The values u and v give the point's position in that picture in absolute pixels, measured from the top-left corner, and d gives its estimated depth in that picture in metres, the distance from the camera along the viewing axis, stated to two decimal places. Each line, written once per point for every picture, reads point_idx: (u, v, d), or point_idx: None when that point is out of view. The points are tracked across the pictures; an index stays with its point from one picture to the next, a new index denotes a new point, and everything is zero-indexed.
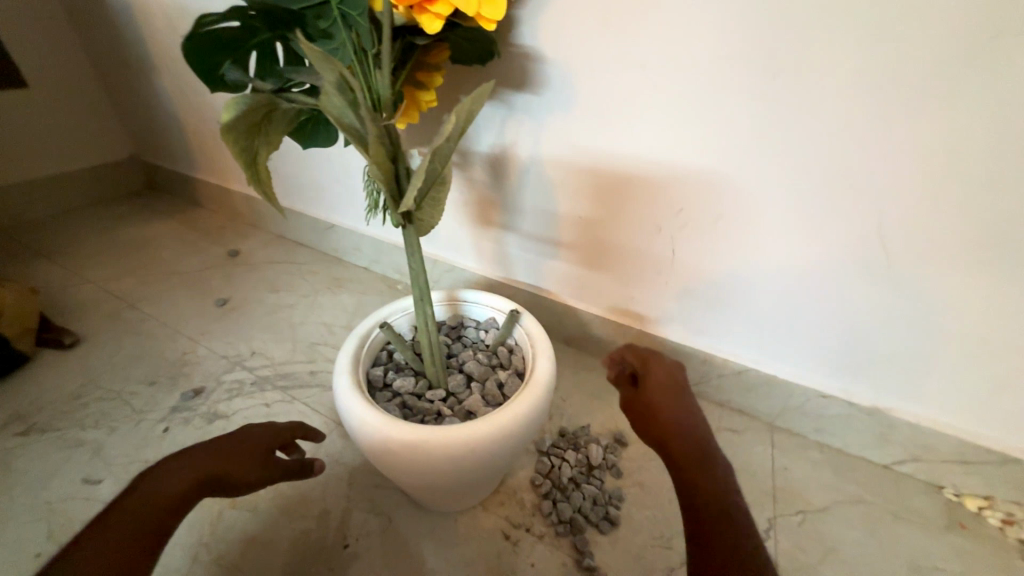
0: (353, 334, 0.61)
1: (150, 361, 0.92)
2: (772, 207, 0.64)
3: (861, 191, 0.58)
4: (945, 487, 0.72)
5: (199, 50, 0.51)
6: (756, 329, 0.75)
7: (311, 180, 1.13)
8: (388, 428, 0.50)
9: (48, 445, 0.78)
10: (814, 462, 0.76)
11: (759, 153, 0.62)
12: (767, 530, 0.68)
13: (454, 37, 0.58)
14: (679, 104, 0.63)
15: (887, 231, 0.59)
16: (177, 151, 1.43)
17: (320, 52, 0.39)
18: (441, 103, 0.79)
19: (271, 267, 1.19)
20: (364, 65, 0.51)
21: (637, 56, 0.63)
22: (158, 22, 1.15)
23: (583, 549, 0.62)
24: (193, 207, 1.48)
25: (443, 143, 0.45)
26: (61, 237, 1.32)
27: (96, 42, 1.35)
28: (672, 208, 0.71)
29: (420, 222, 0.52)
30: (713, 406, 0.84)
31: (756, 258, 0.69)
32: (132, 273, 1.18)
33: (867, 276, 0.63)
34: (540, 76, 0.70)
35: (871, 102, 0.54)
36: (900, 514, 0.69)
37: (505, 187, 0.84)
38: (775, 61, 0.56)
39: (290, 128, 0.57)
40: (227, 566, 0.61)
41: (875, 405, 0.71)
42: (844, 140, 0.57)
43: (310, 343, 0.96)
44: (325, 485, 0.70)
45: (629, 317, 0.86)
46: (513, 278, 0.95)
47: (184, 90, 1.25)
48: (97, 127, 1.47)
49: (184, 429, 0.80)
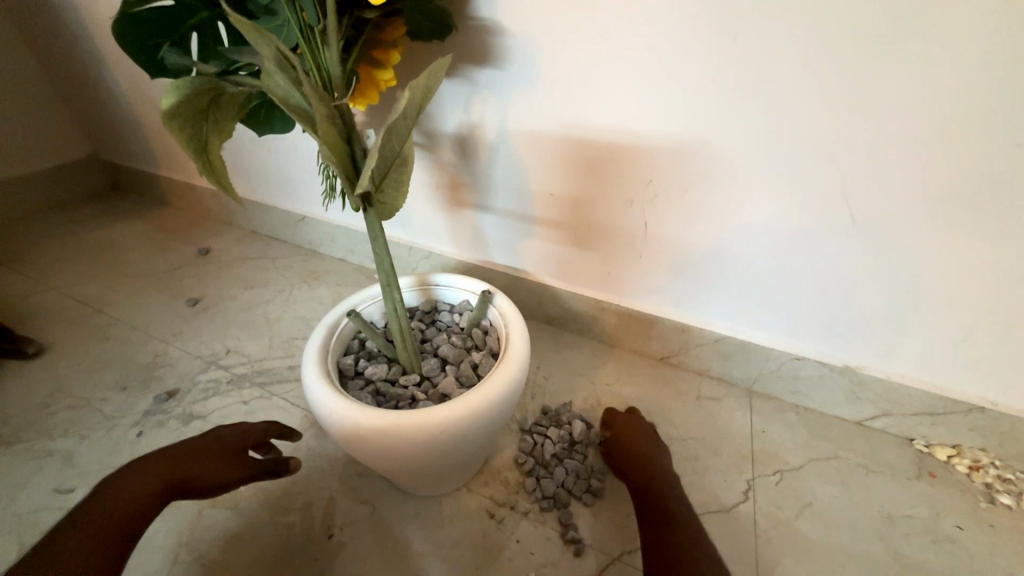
0: (321, 324, 0.60)
1: (120, 365, 0.90)
2: (741, 172, 0.64)
3: (825, 152, 0.58)
4: (916, 439, 0.74)
5: (134, 32, 0.48)
6: (732, 296, 0.75)
7: (278, 171, 1.09)
8: (359, 415, 0.49)
9: (16, 457, 0.75)
10: (790, 424, 0.77)
11: (725, 118, 0.61)
12: (746, 492, 0.69)
13: (407, 10, 0.56)
14: (643, 72, 0.62)
15: (851, 191, 0.60)
16: (136, 148, 1.37)
17: (253, 24, 0.37)
18: (402, 82, 0.77)
19: (243, 263, 1.16)
20: (312, 42, 0.49)
21: (598, 23, 0.61)
22: (102, 11, 1.09)
23: (567, 522, 0.63)
24: (160, 205, 1.43)
25: (398, 120, 0.43)
26: (19, 244, 1.27)
27: (37, 35, 1.27)
28: (642, 179, 0.71)
29: (382, 205, 0.51)
30: (693, 375, 0.85)
31: (728, 224, 0.69)
32: (97, 277, 1.14)
33: (834, 236, 0.63)
34: (501, 49, 0.69)
35: (830, 61, 0.53)
36: (873, 467, 0.71)
37: (474, 166, 0.82)
38: (735, 22, 0.55)
39: (241, 116, 0.54)
40: (210, 564, 0.61)
41: (848, 364, 0.73)
42: (806, 101, 0.56)
43: (286, 337, 0.95)
44: (307, 478, 0.69)
45: (608, 293, 0.86)
46: (489, 260, 0.94)
47: (137, 83, 1.19)
48: (49, 126, 1.40)
49: (160, 432, 0.78)
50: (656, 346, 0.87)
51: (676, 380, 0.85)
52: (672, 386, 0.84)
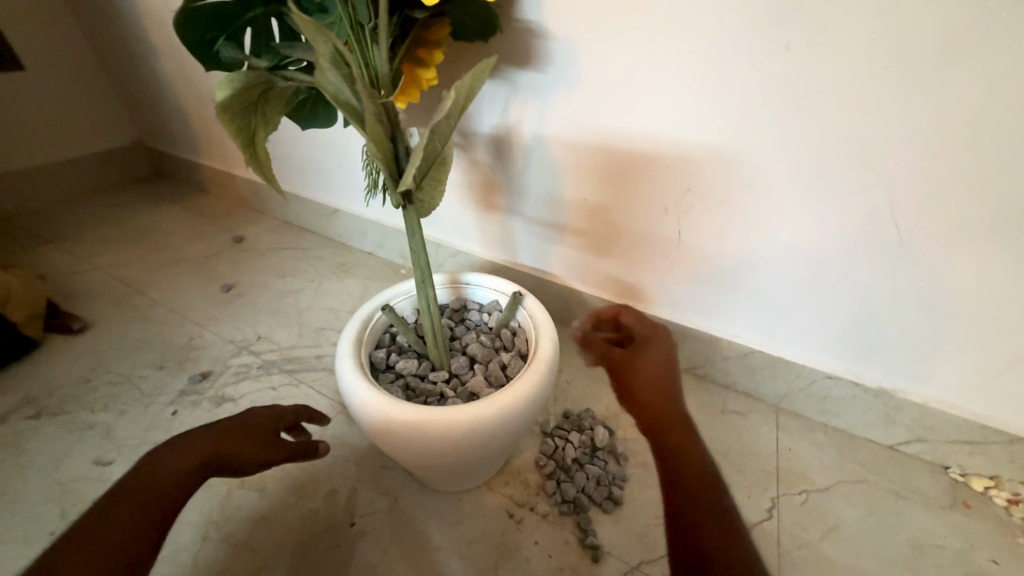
0: (355, 317, 0.61)
1: (158, 346, 0.93)
2: (780, 186, 0.63)
3: (873, 168, 0.57)
4: (951, 467, 0.71)
5: (193, 26, 0.49)
6: (764, 311, 0.74)
7: (313, 163, 1.12)
8: (390, 409, 0.50)
9: (60, 427, 0.79)
10: (818, 443, 0.76)
11: (768, 129, 0.60)
12: (770, 510, 0.68)
13: (454, 9, 0.56)
14: (688, 80, 0.61)
15: (899, 209, 0.58)
16: (179, 137, 1.42)
17: (313, 22, 0.38)
18: (441, 82, 0.78)
19: (276, 252, 1.19)
20: (361, 40, 0.50)
21: (644, 28, 0.61)
22: (155, 4, 1.13)
23: (586, 527, 0.63)
24: (197, 192, 1.48)
25: (442, 120, 0.44)
26: (66, 224, 1.33)
27: (95, 25, 1.33)
28: (679, 188, 0.70)
29: (421, 203, 0.51)
30: (718, 388, 0.84)
31: (764, 238, 0.67)
32: (138, 259, 1.18)
33: (875, 256, 0.62)
34: (543, 52, 0.69)
35: (883, 74, 0.52)
36: (904, 493, 0.69)
37: (508, 168, 0.83)
38: (787, 32, 0.54)
39: (287, 109, 0.56)
40: (237, 543, 0.62)
41: (882, 386, 0.70)
42: (858, 115, 0.55)
43: (315, 327, 0.97)
44: (332, 466, 0.70)
45: (634, 300, 0.85)
46: (516, 261, 0.94)
47: (184, 73, 1.23)
48: (99, 112, 1.46)
49: (193, 412, 0.81)
50: (681, 356, 0.86)
51: (700, 392, 0.83)
52: (696, 398, 0.83)
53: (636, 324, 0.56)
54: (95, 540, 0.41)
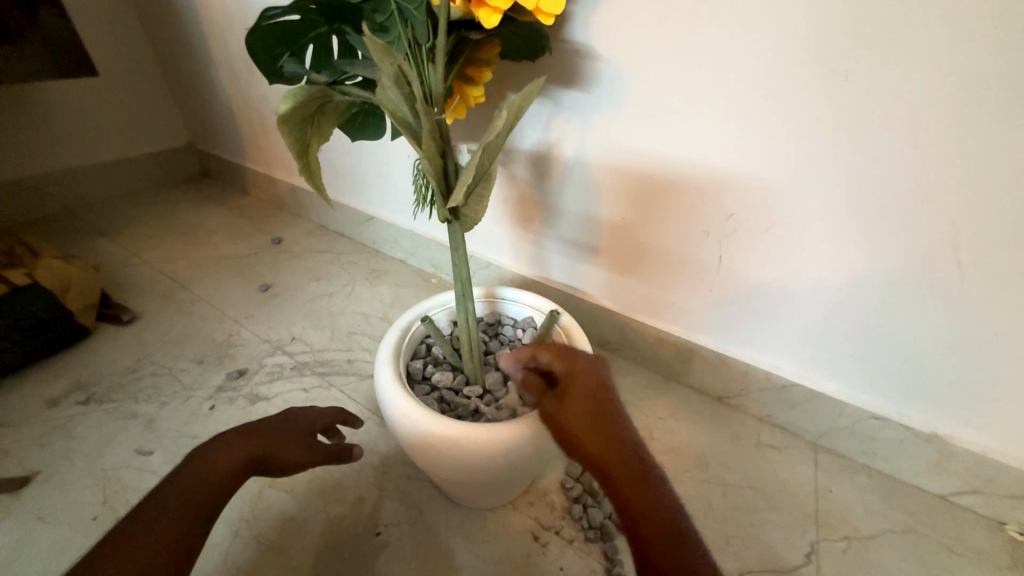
0: (394, 326, 0.62)
1: (199, 341, 0.97)
2: (832, 215, 0.61)
3: (935, 201, 0.54)
4: (1009, 524, 0.66)
5: (260, 42, 0.51)
6: (805, 343, 0.71)
7: (354, 172, 1.15)
8: (428, 422, 0.51)
9: (106, 415, 0.83)
10: (860, 486, 0.72)
11: (819, 159, 0.59)
12: (808, 554, 0.64)
13: (505, 31, 0.57)
14: (737, 105, 0.61)
15: (963, 247, 0.55)
16: (228, 140, 1.48)
17: (381, 44, 0.39)
18: (487, 99, 0.79)
19: (312, 255, 1.23)
20: (418, 59, 0.51)
21: (695, 51, 0.60)
22: (216, 15, 1.19)
23: (613, 557, 0.61)
24: (241, 194, 1.54)
25: (493, 139, 0.44)
26: (121, 219, 1.40)
27: (159, 34, 1.41)
28: (722, 212, 0.68)
29: (466, 218, 0.52)
30: (752, 420, 0.81)
31: (811, 269, 0.65)
32: (184, 256, 1.23)
33: (933, 295, 0.59)
34: (590, 73, 0.69)
35: (953, 105, 0.50)
36: (956, 549, 0.65)
37: (546, 186, 0.83)
38: (848, 60, 0.53)
39: (340, 122, 0.58)
40: (266, 543, 0.63)
41: (934, 431, 0.66)
42: (919, 149, 0.53)
43: (347, 331, 0.98)
44: (358, 473, 0.71)
45: (668, 324, 0.83)
46: (548, 277, 0.94)
47: (237, 80, 1.28)
48: (156, 115, 1.54)
49: (228, 408, 0.83)
50: (714, 384, 0.83)
51: (734, 423, 0.81)
52: (729, 429, 0.80)
53: (553, 359, 0.49)
54: (143, 536, 0.41)
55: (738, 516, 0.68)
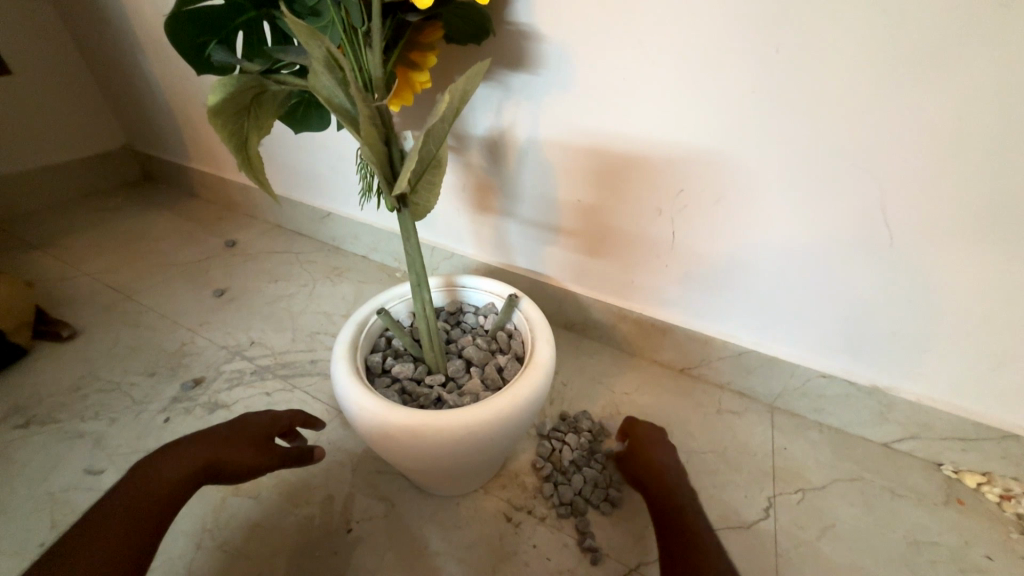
0: (351, 321, 0.61)
1: (149, 352, 0.92)
2: (773, 184, 0.63)
3: (863, 166, 0.57)
4: (944, 464, 0.72)
5: (183, 30, 0.49)
6: (757, 310, 0.74)
7: (305, 167, 1.11)
8: (388, 414, 0.50)
9: (49, 437, 0.78)
10: (812, 441, 0.76)
11: (759, 130, 0.61)
12: (766, 509, 0.68)
13: (446, 13, 0.56)
14: (678, 81, 0.62)
15: (890, 208, 0.58)
16: (169, 140, 1.41)
17: (308, 27, 0.38)
18: (434, 84, 0.78)
19: (268, 257, 1.18)
20: (354, 43, 0.50)
21: (635, 29, 0.61)
22: (144, 6, 1.12)
23: (585, 530, 0.63)
24: (188, 197, 1.46)
25: (436, 125, 0.43)
26: (54, 230, 1.31)
27: (83, 29, 1.31)
28: (672, 187, 0.70)
29: (416, 206, 0.51)
30: (713, 388, 0.84)
31: (758, 238, 0.68)
32: (127, 266, 1.17)
33: (867, 256, 0.62)
34: (535, 54, 0.69)
35: (873, 73, 0.52)
36: (898, 491, 0.70)
37: (501, 170, 0.83)
38: (777, 33, 0.54)
39: (280, 113, 0.55)
40: (232, 551, 0.62)
41: (876, 384, 0.71)
42: (846, 117, 0.56)
43: (309, 331, 0.96)
44: (327, 472, 0.70)
45: (629, 301, 0.85)
46: (511, 263, 0.94)
47: (174, 76, 1.22)
48: (87, 117, 1.44)
49: (185, 419, 0.80)
50: (677, 357, 0.86)
51: (696, 392, 0.84)
52: (691, 398, 0.83)
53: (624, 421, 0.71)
54: (88, 548, 0.41)
55: (702, 479, 0.71)
